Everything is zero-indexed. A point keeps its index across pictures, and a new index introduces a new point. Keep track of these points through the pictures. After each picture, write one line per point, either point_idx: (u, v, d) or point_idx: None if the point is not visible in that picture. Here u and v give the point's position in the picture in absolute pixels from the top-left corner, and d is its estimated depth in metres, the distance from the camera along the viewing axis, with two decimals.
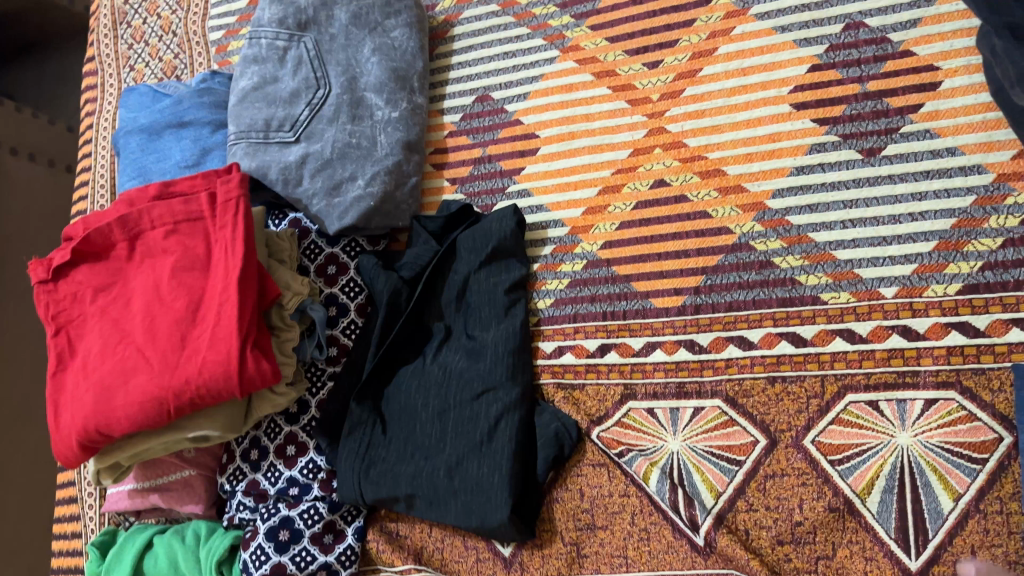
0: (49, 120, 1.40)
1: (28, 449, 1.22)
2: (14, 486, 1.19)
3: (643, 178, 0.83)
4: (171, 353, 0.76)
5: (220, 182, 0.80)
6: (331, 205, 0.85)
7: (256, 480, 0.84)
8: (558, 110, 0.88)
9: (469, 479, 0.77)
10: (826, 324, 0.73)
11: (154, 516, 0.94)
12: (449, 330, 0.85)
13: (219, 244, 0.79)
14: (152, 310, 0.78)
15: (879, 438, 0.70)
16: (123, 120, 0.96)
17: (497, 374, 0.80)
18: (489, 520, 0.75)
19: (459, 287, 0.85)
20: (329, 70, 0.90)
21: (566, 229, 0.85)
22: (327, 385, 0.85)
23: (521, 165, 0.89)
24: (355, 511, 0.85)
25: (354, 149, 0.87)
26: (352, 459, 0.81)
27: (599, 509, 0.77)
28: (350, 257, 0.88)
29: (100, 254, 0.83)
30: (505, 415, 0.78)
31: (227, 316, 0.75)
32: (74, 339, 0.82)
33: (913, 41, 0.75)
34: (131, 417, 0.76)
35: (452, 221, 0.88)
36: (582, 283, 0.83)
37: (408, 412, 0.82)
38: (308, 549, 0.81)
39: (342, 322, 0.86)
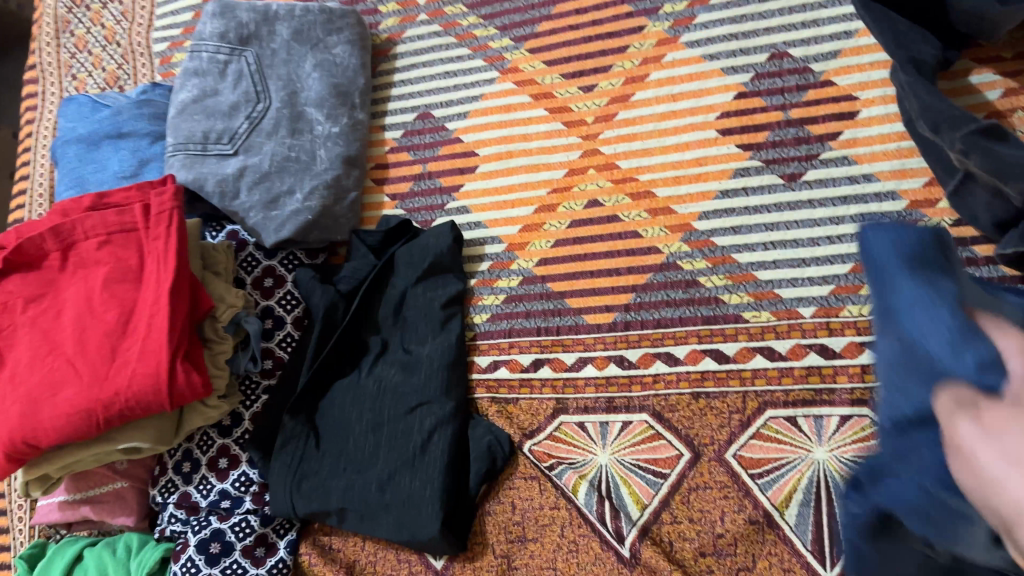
0: None
1: None
2: None
3: (577, 198, 0.85)
4: (101, 365, 0.76)
5: (155, 194, 0.80)
6: (268, 218, 0.85)
7: (187, 493, 0.83)
8: (496, 129, 0.90)
9: (401, 493, 0.78)
10: (749, 341, 0.76)
11: (87, 529, 0.93)
12: (385, 343, 0.86)
13: (152, 255, 0.78)
14: (83, 320, 0.78)
15: (797, 453, 0.72)
16: (61, 130, 0.95)
17: (431, 389, 0.81)
18: (419, 534, 0.76)
19: (396, 302, 0.86)
20: (269, 84, 0.90)
21: (503, 246, 0.87)
22: (261, 398, 0.85)
23: (460, 182, 0.90)
24: (288, 524, 0.85)
25: (294, 163, 0.88)
26: (284, 473, 0.81)
27: (530, 521, 0.78)
28: (288, 270, 0.89)
29: (33, 264, 0.83)
30: (438, 430, 0.79)
31: (158, 328, 0.75)
32: (2, 350, 0.81)
33: (833, 71, 0.79)
34: (59, 429, 0.75)
35: (390, 236, 0.89)
36: (517, 299, 0.85)
37: (341, 426, 0.82)
38: (239, 562, 0.81)
39: (277, 335, 0.86)
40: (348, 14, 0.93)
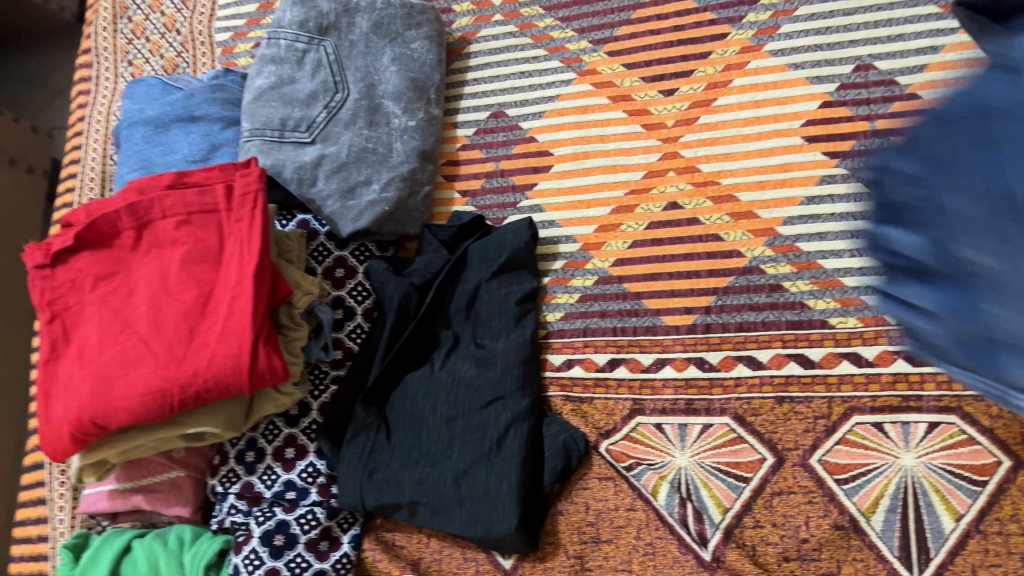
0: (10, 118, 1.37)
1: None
2: None
3: (656, 200, 0.85)
4: (178, 345, 0.74)
5: (239, 176, 0.79)
6: (345, 207, 0.85)
7: (250, 483, 0.82)
8: (573, 129, 0.90)
9: (476, 488, 0.76)
10: (834, 347, 0.75)
11: (131, 520, 0.90)
12: (457, 338, 0.85)
13: (235, 236, 0.78)
14: (157, 300, 0.76)
15: (884, 459, 0.72)
16: (128, 112, 0.94)
17: (507, 383, 0.80)
18: (496, 529, 0.74)
19: (469, 295, 0.85)
20: (348, 74, 0.90)
21: (578, 245, 0.86)
22: (329, 388, 0.83)
23: (534, 181, 0.90)
24: (351, 519, 0.83)
25: (370, 154, 0.87)
26: (355, 465, 0.79)
27: (605, 522, 0.77)
28: (359, 261, 0.88)
29: (103, 242, 0.81)
30: (514, 425, 0.78)
31: (240, 309, 0.74)
32: (69, 328, 0.79)
33: (919, 84, 0.80)
34: (131, 409, 0.73)
35: (463, 232, 0.88)
36: (593, 298, 0.84)
37: (413, 418, 0.81)
38: (303, 555, 0.78)
39: (348, 325, 0.85)
40: (428, 10, 0.94)
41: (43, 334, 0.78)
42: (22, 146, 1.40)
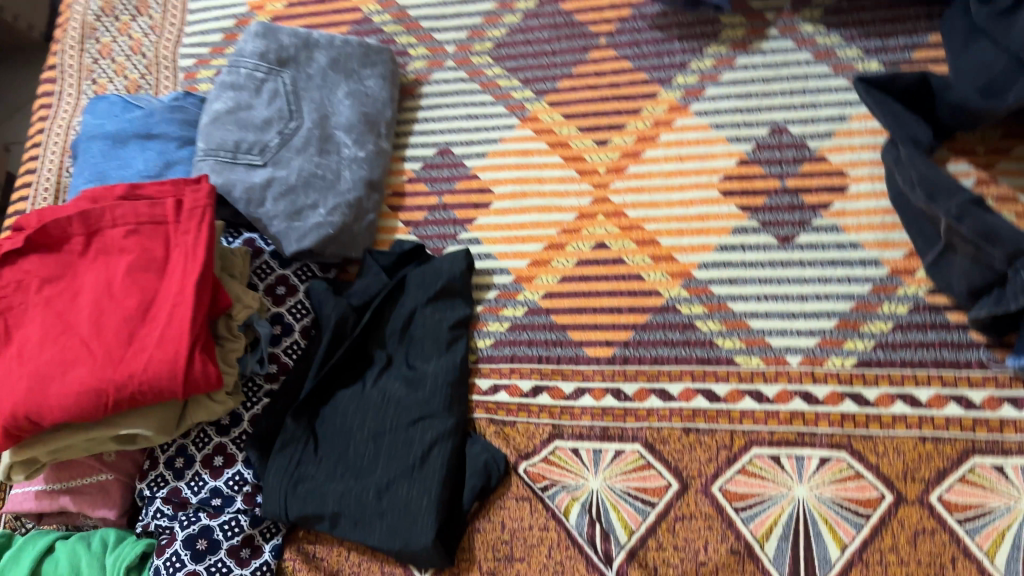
0: None
1: None
2: None
3: (585, 240, 0.91)
4: (116, 348, 0.76)
5: (190, 191, 0.83)
6: (290, 228, 0.88)
7: (177, 489, 0.83)
8: (512, 170, 0.96)
9: (398, 502, 0.80)
10: (738, 383, 0.81)
11: (55, 521, 0.91)
12: (390, 358, 0.89)
13: (180, 248, 0.81)
14: (100, 304, 0.79)
15: (778, 489, 0.77)
16: (88, 126, 0.98)
17: (435, 404, 0.84)
18: (414, 542, 0.78)
19: (404, 319, 0.89)
20: (302, 105, 0.95)
21: (511, 277, 0.92)
22: (262, 401, 0.86)
23: (474, 215, 0.96)
24: (275, 528, 0.85)
25: (319, 180, 0.92)
26: (281, 475, 0.82)
27: (519, 541, 0.81)
28: (300, 281, 0.91)
29: (52, 246, 0.83)
30: (438, 443, 0.82)
31: (180, 318, 0.76)
32: (11, 327, 0.81)
33: (826, 148, 0.87)
34: (65, 407, 0.75)
35: (403, 259, 0.93)
36: (522, 327, 0.90)
37: (342, 433, 0.84)
38: (225, 560, 0.81)
39: (284, 341, 0.88)
40: (383, 52, 1.00)
41: None
42: None
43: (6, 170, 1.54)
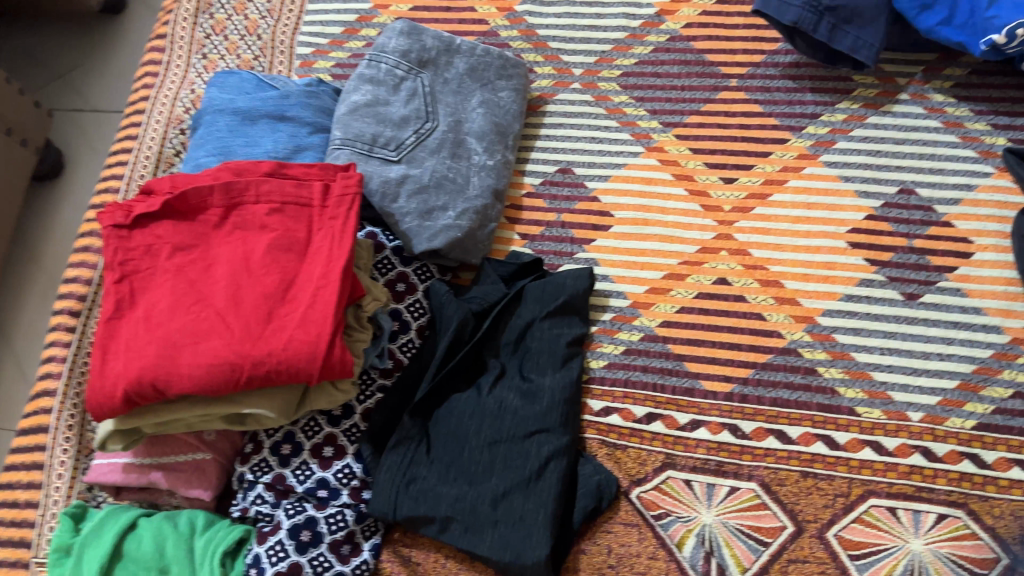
0: (16, 89, 1.39)
1: None
2: None
3: (707, 273, 0.92)
4: (255, 324, 0.75)
5: (340, 177, 0.83)
6: (421, 226, 0.88)
7: (283, 475, 0.82)
8: (634, 197, 0.97)
9: (512, 512, 0.79)
10: (859, 434, 0.82)
11: (133, 498, 0.88)
12: (504, 368, 0.87)
13: (324, 232, 0.80)
14: (238, 278, 0.78)
15: (894, 541, 0.77)
16: (215, 99, 0.97)
17: (552, 418, 0.83)
18: (526, 555, 0.77)
19: (520, 330, 0.89)
20: (438, 108, 0.95)
21: (628, 301, 0.92)
22: (375, 395, 0.85)
23: (593, 237, 0.96)
24: (374, 527, 0.83)
25: (449, 183, 0.91)
26: (394, 472, 0.81)
27: (626, 567, 0.80)
28: (420, 280, 0.91)
29: (187, 214, 0.82)
30: (554, 458, 0.81)
31: (323, 301, 0.76)
32: (137, 291, 0.80)
33: (953, 215, 0.90)
34: (195, 378, 0.74)
35: (521, 271, 0.93)
36: (637, 352, 0.89)
37: (456, 437, 0.83)
38: (326, 555, 0.79)
39: (402, 338, 0.87)
40: (519, 66, 1.01)
41: (111, 291, 0.79)
42: (21, 117, 1.40)
43: (46, 135, 1.49)
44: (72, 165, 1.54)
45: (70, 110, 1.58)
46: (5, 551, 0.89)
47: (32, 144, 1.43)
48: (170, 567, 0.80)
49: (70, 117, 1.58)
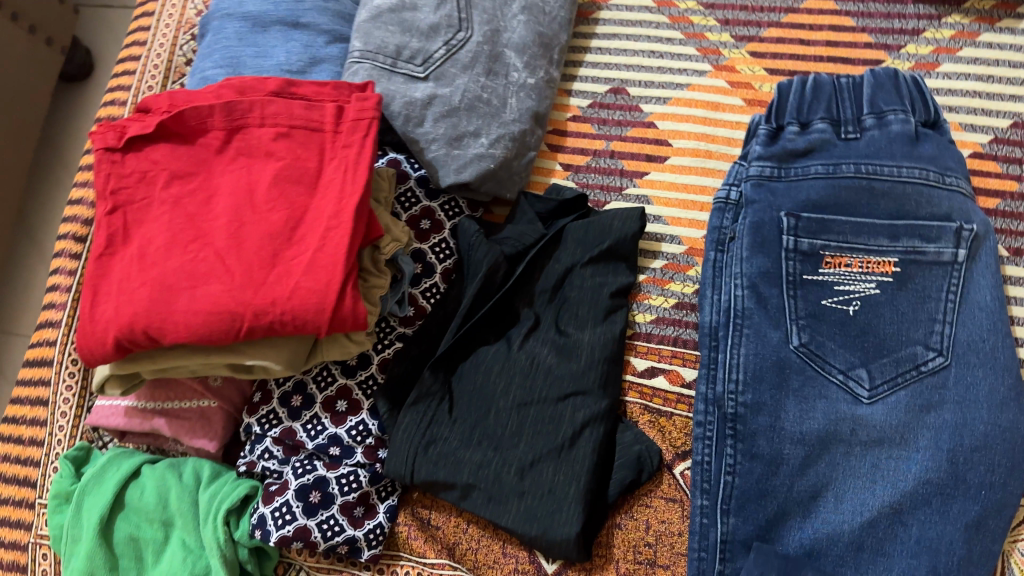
0: None
1: None
2: None
3: None
4: (258, 268, 0.67)
5: (354, 98, 0.72)
6: (449, 155, 0.78)
7: (292, 430, 0.75)
8: (697, 124, 0.85)
9: (541, 484, 0.70)
10: None
11: (137, 442, 0.82)
12: (538, 319, 0.78)
13: (336, 162, 0.70)
14: (241, 214, 0.69)
15: None
16: (224, 2, 0.86)
17: (589, 379, 0.73)
18: (554, 531, 0.69)
19: (558, 276, 0.79)
20: (474, 14, 0.82)
21: (684, 248, 0.81)
22: (394, 345, 0.76)
23: (646, 169, 0.84)
24: (391, 487, 0.76)
25: (483, 105, 0.80)
26: (411, 432, 0.73)
27: (665, 546, 0.72)
28: (447, 217, 0.81)
29: (185, 136, 0.73)
30: (591, 425, 0.72)
31: (334, 244, 0.67)
32: (131, 224, 0.71)
33: None
34: (191, 327, 0.66)
35: (563, 208, 0.82)
36: (689, 307, 0.79)
37: (482, 396, 0.74)
38: (337, 518, 0.72)
39: (424, 283, 0.78)
40: None
41: (102, 224, 0.71)
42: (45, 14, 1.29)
43: (73, 32, 1.39)
44: (100, 67, 1.45)
45: (98, 6, 1.48)
46: (12, 488, 0.85)
47: (59, 44, 1.32)
48: (173, 519, 0.76)
49: (97, 14, 1.48)
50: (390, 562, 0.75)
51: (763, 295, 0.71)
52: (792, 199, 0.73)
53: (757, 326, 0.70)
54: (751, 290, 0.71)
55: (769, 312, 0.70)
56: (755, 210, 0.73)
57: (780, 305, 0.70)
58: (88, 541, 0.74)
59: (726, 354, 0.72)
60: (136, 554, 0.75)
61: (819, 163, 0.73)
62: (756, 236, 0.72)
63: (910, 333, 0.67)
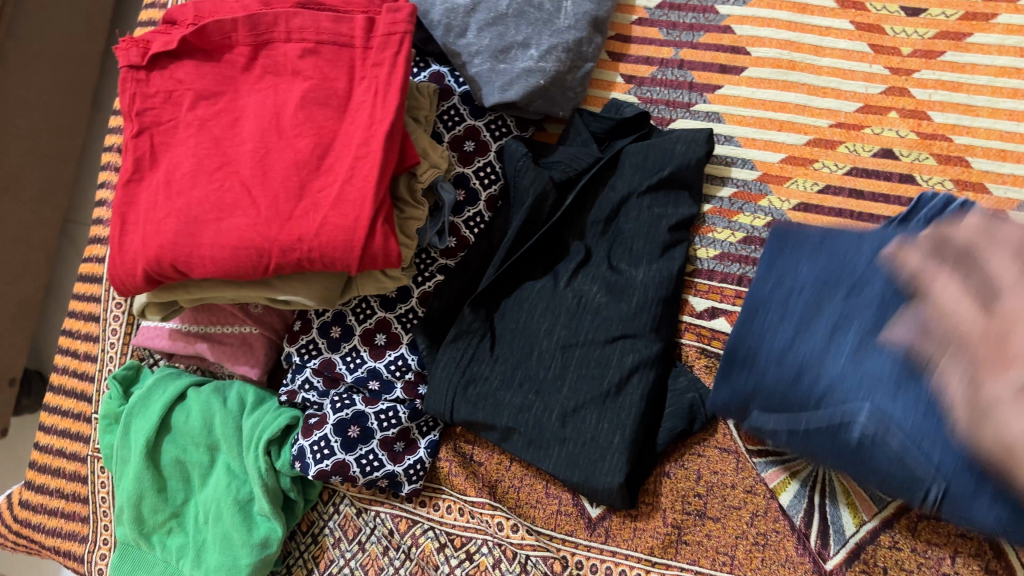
0: None
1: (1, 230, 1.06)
2: None
3: (867, 141, 0.71)
4: (284, 201, 0.62)
5: (386, 10, 0.66)
6: (494, 71, 0.71)
7: (331, 361, 0.73)
8: (780, 30, 0.75)
9: (583, 431, 0.66)
10: None
11: (186, 362, 0.82)
12: (589, 253, 0.72)
13: (367, 83, 0.65)
14: (267, 139, 0.64)
15: None
16: None
17: (641, 321, 0.67)
18: (596, 479, 0.65)
19: (613, 206, 0.72)
20: None
21: (757, 174, 0.72)
22: (435, 278, 0.72)
23: (718, 83, 0.75)
24: (432, 422, 0.74)
25: (534, 11, 0.72)
26: (450, 371, 0.69)
27: (716, 498, 0.68)
28: (493, 138, 0.74)
29: (211, 53, 0.68)
30: (640, 370, 0.67)
31: (362, 176, 0.62)
32: (158, 146, 0.68)
33: None
34: (219, 262, 0.63)
35: (622, 127, 0.74)
36: (759, 242, 0.71)
37: (525, 334, 0.70)
38: (377, 453, 0.70)
39: (467, 212, 0.73)
40: None
41: (130, 148, 0.67)
42: None
43: None
44: None
45: None
46: (70, 401, 0.87)
47: None
48: (219, 444, 0.76)
49: None
50: (432, 495, 0.74)
51: (785, 320, 0.58)
52: (850, 270, 0.57)
53: (790, 394, 0.56)
54: (813, 285, 0.57)
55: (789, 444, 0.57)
56: (791, 248, 0.60)
57: (842, 360, 0.55)
58: (136, 463, 0.75)
59: (768, 367, 0.57)
60: (183, 475, 0.76)
61: (868, 246, 0.58)
62: (783, 252, 0.61)
63: (950, 472, 0.51)
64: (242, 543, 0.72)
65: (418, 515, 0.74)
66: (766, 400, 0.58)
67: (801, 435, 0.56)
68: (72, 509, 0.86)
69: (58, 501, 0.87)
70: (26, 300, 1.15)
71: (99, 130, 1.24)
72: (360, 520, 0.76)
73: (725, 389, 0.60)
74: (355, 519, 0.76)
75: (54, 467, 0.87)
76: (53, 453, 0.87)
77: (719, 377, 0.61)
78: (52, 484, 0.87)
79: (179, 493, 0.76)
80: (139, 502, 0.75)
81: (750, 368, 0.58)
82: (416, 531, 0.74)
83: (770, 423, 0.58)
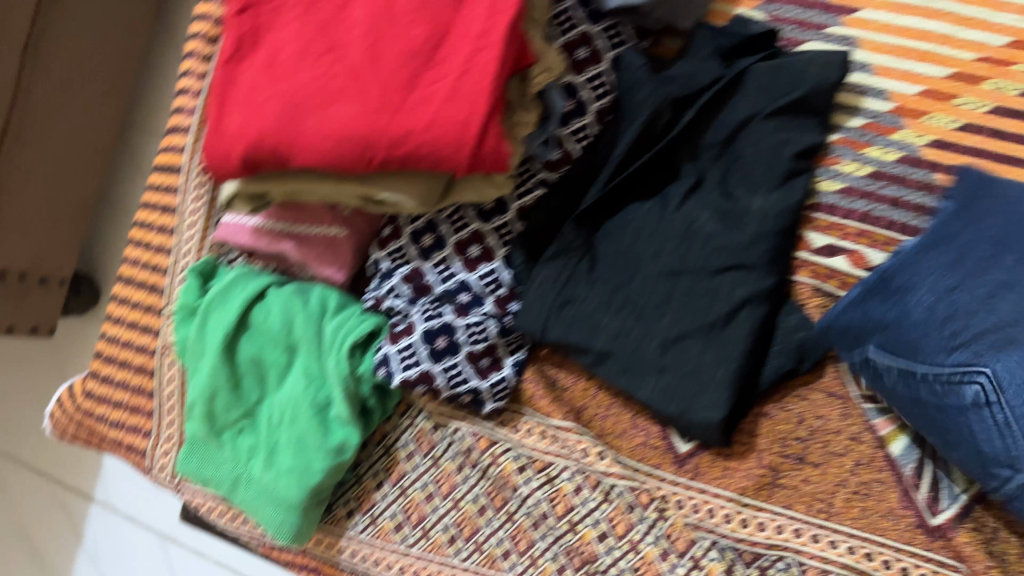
0: None
1: (71, 124, 1.16)
2: (48, 161, 1.14)
3: (1015, 79, 0.65)
4: (394, 91, 0.58)
5: None
6: None
7: (421, 270, 0.70)
8: None
9: (684, 362, 0.63)
10: None
11: (265, 262, 0.79)
12: (702, 178, 0.67)
13: None
14: (378, 25, 0.60)
15: None
16: None
17: (757, 254, 0.63)
18: (694, 413, 0.62)
19: (733, 127, 0.66)
20: None
21: (891, 106, 0.67)
22: (535, 191, 0.68)
23: (856, 4, 0.69)
24: (520, 341, 0.70)
25: None
26: (546, 288, 0.66)
27: (818, 443, 0.64)
28: (608, 46, 0.69)
29: None
30: (751, 303, 0.62)
31: (479, 69, 0.57)
32: (263, 28, 0.64)
33: None
34: (320, 152, 0.59)
35: (749, 45, 0.69)
36: (888, 178, 0.66)
37: (627, 259, 0.66)
38: (463, 367, 0.68)
39: (574, 124, 0.67)
40: None
41: (232, 28, 0.64)
42: None
43: None
44: None
45: None
46: (141, 293, 0.85)
47: None
48: (298, 346, 0.74)
49: None
50: (513, 416, 0.71)
51: (947, 262, 0.55)
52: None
53: (928, 339, 0.53)
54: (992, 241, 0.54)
55: (897, 374, 0.56)
56: (976, 206, 0.57)
57: (994, 319, 0.52)
58: (212, 358, 0.73)
59: (915, 309, 0.55)
60: (259, 375, 0.74)
61: None
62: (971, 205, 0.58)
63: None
64: (317, 447, 0.71)
65: (498, 435, 0.71)
66: (891, 338, 0.56)
67: (912, 381, 0.55)
68: (136, 401, 0.84)
69: (122, 393, 0.85)
70: (86, 198, 1.25)
71: (144, 26, 1.24)
72: (435, 436, 0.74)
73: (856, 315, 0.58)
74: (430, 435, 0.75)
75: (121, 359, 0.86)
76: (121, 344, 0.86)
77: (853, 301, 0.59)
78: (118, 375, 0.86)
79: (253, 393, 0.74)
80: (212, 398, 0.74)
81: (895, 302, 0.56)
82: (496, 451, 0.71)
83: (885, 360, 0.57)
